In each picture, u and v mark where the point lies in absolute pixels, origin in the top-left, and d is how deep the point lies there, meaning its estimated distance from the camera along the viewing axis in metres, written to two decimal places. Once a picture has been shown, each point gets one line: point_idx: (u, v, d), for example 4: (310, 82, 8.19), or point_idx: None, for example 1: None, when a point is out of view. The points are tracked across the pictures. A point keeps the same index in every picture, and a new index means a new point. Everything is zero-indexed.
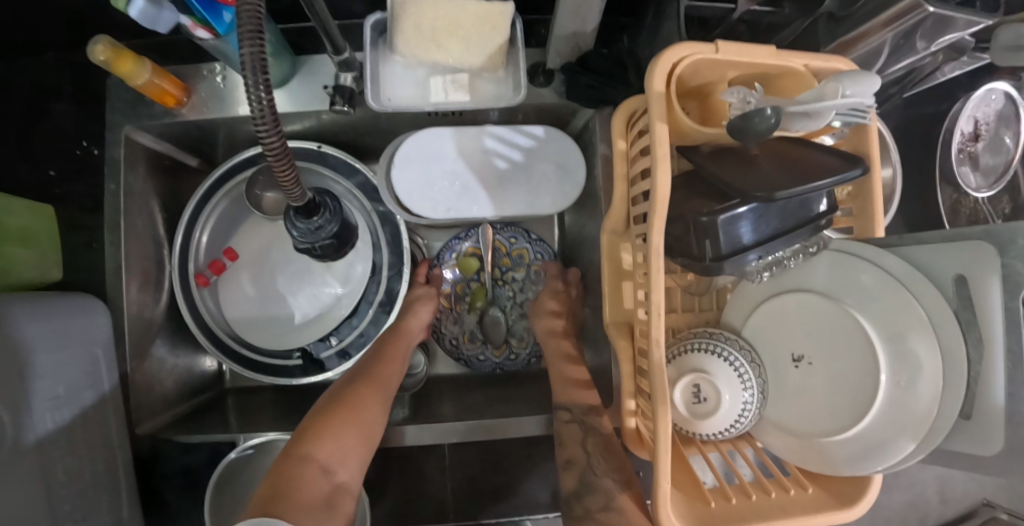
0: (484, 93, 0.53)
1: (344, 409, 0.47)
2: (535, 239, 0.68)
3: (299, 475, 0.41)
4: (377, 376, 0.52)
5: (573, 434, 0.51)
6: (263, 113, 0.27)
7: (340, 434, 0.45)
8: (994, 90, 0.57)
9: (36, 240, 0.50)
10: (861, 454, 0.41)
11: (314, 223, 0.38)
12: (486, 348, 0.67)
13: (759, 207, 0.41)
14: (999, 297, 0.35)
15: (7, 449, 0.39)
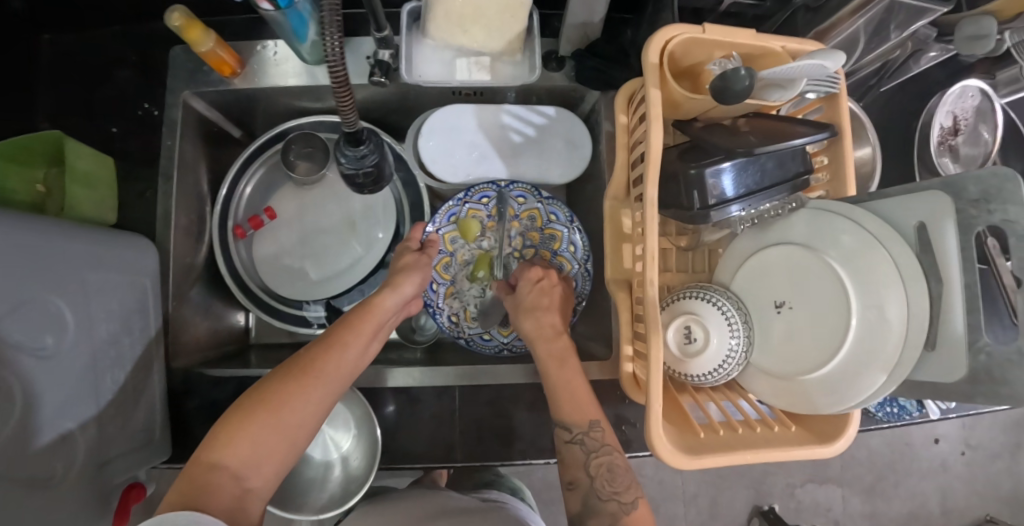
0: (503, 74, 0.59)
1: (269, 409, 0.42)
2: (547, 196, 0.63)
3: (205, 482, 0.39)
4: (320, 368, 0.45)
5: (575, 457, 0.49)
6: (334, 54, 0.34)
7: (259, 441, 0.41)
8: (969, 87, 0.61)
9: (97, 182, 0.57)
10: (837, 387, 0.45)
11: (360, 152, 0.45)
12: (491, 326, 0.64)
13: (742, 161, 0.47)
14: (956, 238, 0.40)
15: (68, 347, 0.44)
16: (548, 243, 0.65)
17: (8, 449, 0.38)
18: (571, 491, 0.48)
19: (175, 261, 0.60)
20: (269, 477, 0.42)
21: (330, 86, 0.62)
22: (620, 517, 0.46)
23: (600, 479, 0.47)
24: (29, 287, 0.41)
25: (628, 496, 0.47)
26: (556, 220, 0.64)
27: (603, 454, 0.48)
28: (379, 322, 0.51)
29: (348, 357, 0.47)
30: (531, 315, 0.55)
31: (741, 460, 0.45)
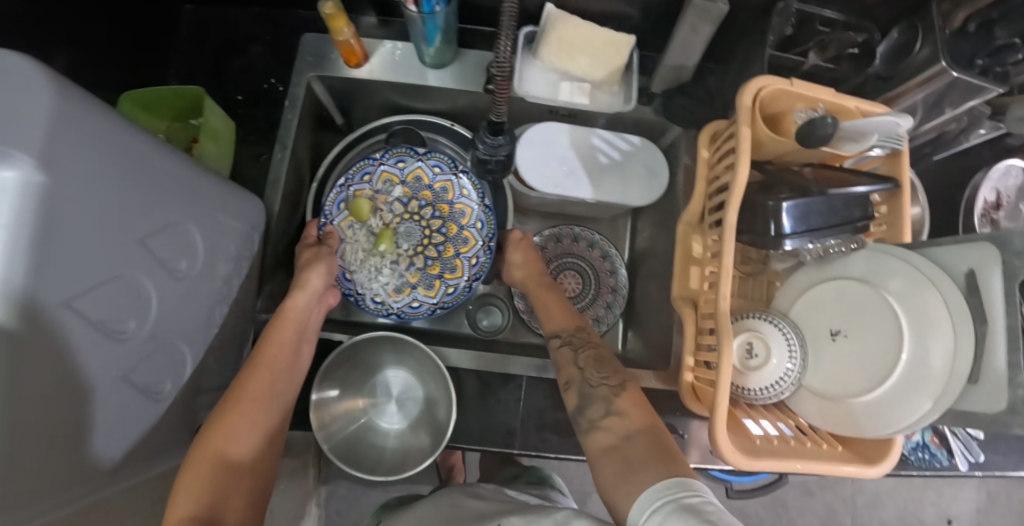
0: (600, 101, 0.66)
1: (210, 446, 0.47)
2: (421, 153, 0.72)
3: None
4: (246, 395, 0.51)
5: (567, 358, 0.59)
6: (504, 55, 0.46)
7: (213, 479, 0.46)
8: (1010, 167, 0.69)
9: (223, 140, 0.62)
10: (883, 411, 0.49)
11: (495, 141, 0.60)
12: (416, 293, 0.72)
13: (821, 199, 0.52)
14: (1001, 285, 0.46)
15: (200, 275, 0.49)
16: (442, 196, 0.74)
17: (137, 357, 0.41)
18: (569, 390, 0.56)
19: (276, 222, 0.65)
20: (239, 504, 0.46)
21: (438, 88, 0.68)
22: (613, 399, 0.53)
23: (589, 368, 0.56)
24: (181, 214, 0.44)
25: (616, 380, 0.55)
26: (440, 172, 0.73)
27: (588, 349, 0.59)
28: (296, 332, 0.57)
29: (269, 373, 0.53)
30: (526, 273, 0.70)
31: (794, 467, 0.50)
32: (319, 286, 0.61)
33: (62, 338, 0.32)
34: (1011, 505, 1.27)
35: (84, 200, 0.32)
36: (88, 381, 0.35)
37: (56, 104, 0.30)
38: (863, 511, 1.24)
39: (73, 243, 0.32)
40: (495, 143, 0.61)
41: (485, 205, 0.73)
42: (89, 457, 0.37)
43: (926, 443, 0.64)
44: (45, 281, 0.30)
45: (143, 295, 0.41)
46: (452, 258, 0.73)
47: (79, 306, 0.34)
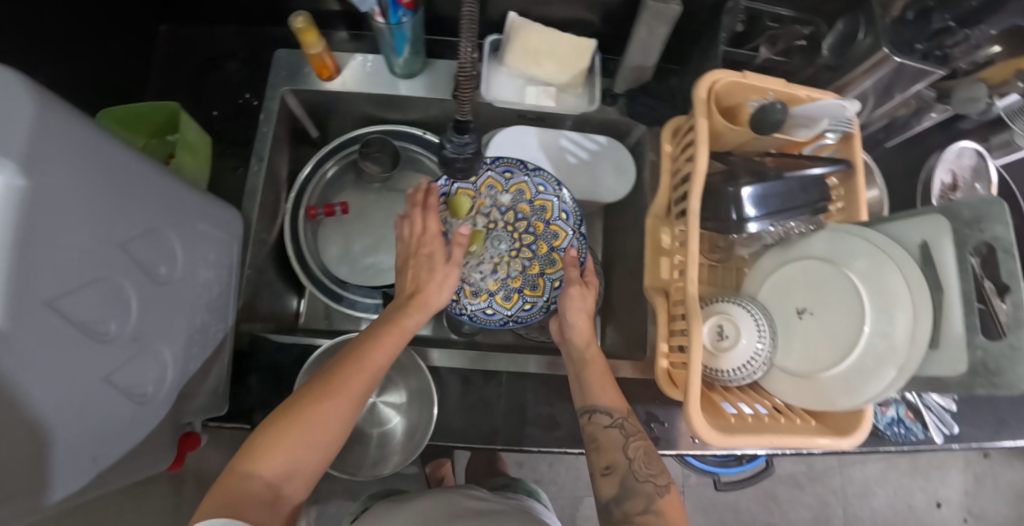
0: (567, 104, 0.68)
1: (297, 422, 0.44)
2: (532, 168, 0.69)
3: (240, 486, 0.41)
4: (346, 384, 0.48)
5: (613, 440, 0.53)
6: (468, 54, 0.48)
7: (286, 454, 0.44)
8: (963, 148, 0.72)
9: (199, 153, 0.63)
10: (853, 385, 0.51)
11: (462, 139, 0.61)
12: (493, 302, 0.68)
13: (776, 183, 0.54)
14: (953, 253, 0.48)
15: (180, 280, 0.49)
16: (539, 213, 0.70)
17: (121, 359, 0.42)
18: (609, 477, 0.51)
19: (254, 234, 0.65)
20: (301, 483, 0.45)
21: (409, 97, 0.70)
22: (655, 498, 0.49)
23: (637, 460, 0.51)
24: (156, 218, 0.45)
25: (662, 479, 0.50)
26: (544, 190, 0.70)
27: (638, 439, 0.53)
28: (405, 335, 0.54)
29: (374, 370, 0.50)
30: (581, 317, 0.62)
31: (768, 443, 0.52)
32: (436, 307, 0.58)
33: (47, 337, 0.33)
34: (1000, 487, 1.27)
35: (59, 201, 0.33)
36: (73, 381, 0.36)
37: (32, 108, 0.31)
38: (853, 500, 1.24)
39: (52, 242, 0.33)
40: (462, 141, 0.61)
41: (581, 232, 0.70)
42: (75, 458, 0.37)
43: (901, 418, 0.66)
44: (28, 281, 0.31)
45: (123, 298, 0.41)
46: (535, 275, 0.69)
47: (62, 306, 0.34)
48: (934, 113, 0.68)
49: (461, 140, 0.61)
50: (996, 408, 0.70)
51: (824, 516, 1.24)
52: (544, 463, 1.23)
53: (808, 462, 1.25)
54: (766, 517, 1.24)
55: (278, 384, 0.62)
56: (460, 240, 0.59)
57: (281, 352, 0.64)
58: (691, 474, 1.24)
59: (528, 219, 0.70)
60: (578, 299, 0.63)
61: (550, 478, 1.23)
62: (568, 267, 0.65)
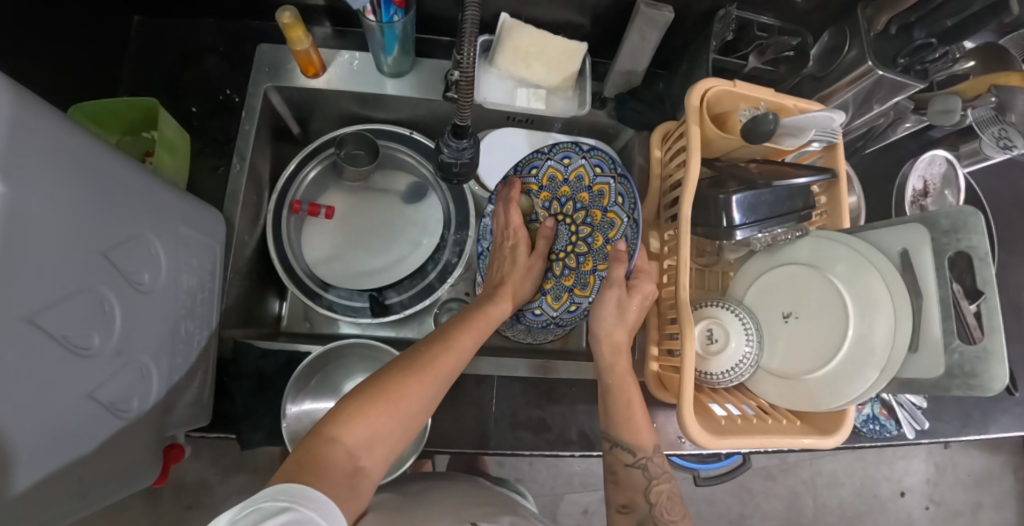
0: (557, 107, 0.68)
1: (386, 395, 0.44)
2: (587, 149, 0.61)
3: (325, 453, 0.39)
4: (433, 367, 0.48)
5: (634, 482, 0.55)
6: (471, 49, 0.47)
7: (373, 424, 0.42)
8: (936, 156, 0.75)
9: (177, 152, 0.61)
10: (835, 386, 0.53)
11: (461, 143, 0.58)
12: (543, 301, 0.68)
13: (760, 191, 0.55)
14: (933, 261, 0.51)
15: (164, 285, 0.48)
16: (598, 200, 0.61)
17: (104, 374, 0.41)
18: (626, 515, 0.54)
19: (237, 236, 0.63)
20: (379, 460, 0.43)
21: (397, 97, 0.68)
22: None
23: (659, 506, 0.53)
24: (139, 225, 0.45)
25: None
26: (602, 173, 0.60)
27: (662, 482, 0.55)
28: (487, 331, 0.56)
29: (459, 358, 0.51)
30: (624, 329, 0.58)
31: (758, 443, 0.53)
32: (519, 299, 0.62)
33: (26, 353, 0.32)
34: (957, 476, 1.34)
35: (34, 218, 0.32)
36: (55, 398, 0.35)
37: (9, 118, 0.30)
38: (823, 490, 1.30)
39: (29, 256, 0.32)
40: (460, 146, 0.58)
41: (636, 218, 0.56)
42: (48, 476, 0.35)
43: (876, 415, 0.69)
44: (4, 298, 0.30)
45: (106, 309, 0.41)
46: (588, 272, 0.64)
47: (43, 320, 0.34)
48: (909, 123, 0.72)
49: (460, 145, 0.58)
50: (959, 404, 0.74)
51: (796, 506, 1.29)
52: (525, 462, 1.23)
53: (781, 455, 1.29)
54: (741, 509, 1.28)
55: (264, 392, 0.61)
56: (545, 233, 0.65)
57: (265, 360, 0.62)
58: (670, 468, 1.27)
59: (587, 208, 0.63)
60: (613, 304, 0.57)
61: (531, 476, 1.23)
62: (615, 265, 0.56)
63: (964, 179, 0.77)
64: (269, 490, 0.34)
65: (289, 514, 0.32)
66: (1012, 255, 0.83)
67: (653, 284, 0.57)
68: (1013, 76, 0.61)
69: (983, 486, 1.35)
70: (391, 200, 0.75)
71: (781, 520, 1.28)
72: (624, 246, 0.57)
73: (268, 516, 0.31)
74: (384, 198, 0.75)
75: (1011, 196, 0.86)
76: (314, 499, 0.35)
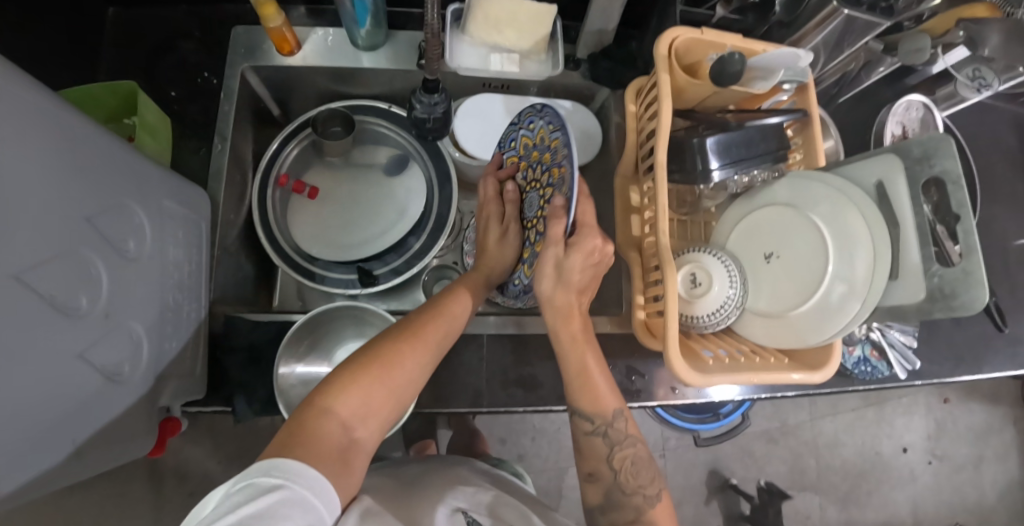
0: (530, 70, 0.68)
1: (377, 366, 0.46)
2: (545, 107, 0.53)
3: (319, 426, 0.41)
4: (422, 334, 0.50)
5: (596, 449, 0.55)
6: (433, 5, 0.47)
7: (367, 397, 0.44)
8: (911, 101, 0.76)
9: (158, 134, 0.61)
10: (819, 319, 0.53)
11: (434, 99, 0.60)
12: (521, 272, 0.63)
13: (730, 134, 0.56)
14: (906, 189, 0.52)
15: (150, 253, 0.49)
16: (554, 157, 0.53)
17: (94, 335, 0.41)
18: (593, 482, 0.56)
19: (222, 213, 0.64)
20: (373, 431, 0.45)
21: (373, 70, 0.68)
22: (645, 509, 0.53)
23: (624, 471, 0.54)
24: (121, 193, 0.45)
25: (651, 490, 0.54)
26: (556, 129, 0.51)
27: (624, 447, 0.55)
28: (472, 302, 0.59)
29: (448, 328, 0.53)
30: (569, 293, 0.54)
31: (745, 379, 0.54)
32: (495, 270, 0.62)
33: (14, 309, 0.33)
34: (958, 429, 1.34)
35: (16, 176, 0.33)
36: (44, 355, 0.36)
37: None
38: (825, 452, 1.30)
39: (14, 212, 0.33)
40: (433, 101, 0.60)
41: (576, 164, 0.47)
42: (36, 431, 0.36)
43: (867, 357, 0.69)
44: None
45: (92, 273, 0.41)
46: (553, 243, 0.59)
47: (30, 279, 0.35)
48: (882, 68, 0.73)
49: (432, 100, 0.60)
50: (947, 344, 0.75)
51: (799, 468, 1.29)
52: (527, 438, 1.23)
53: (781, 418, 1.30)
54: (745, 474, 1.28)
55: (256, 365, 0.61)
56: (511, 197, 0.62)
57: (256, 331, 0.62)
58: (671, 437, 1.27)
59: (549, 164, 0.53)
60: (552, 266, 0.53)
61: (534, 451, 1.23)
62: (553, 222, 0.50)
63: (940, 122, 0.77)
64: (262, 464, 0.35)
65: (282, 491, 0.34)
66: (992, 196, 0.84)
67: (598, 240, 0.52)
68: (977, 7, 0.63)
69: (983, 440, 1.35)
70: (374, 174, 0.76)
71: (785, 483, 1.28)
72: (562, 200, 0.50)
73: (262, 492, 0.33)
74: (367, 173, 0.76)
75: (989, 138, 0.87)
76: (310, 477, 0.36)
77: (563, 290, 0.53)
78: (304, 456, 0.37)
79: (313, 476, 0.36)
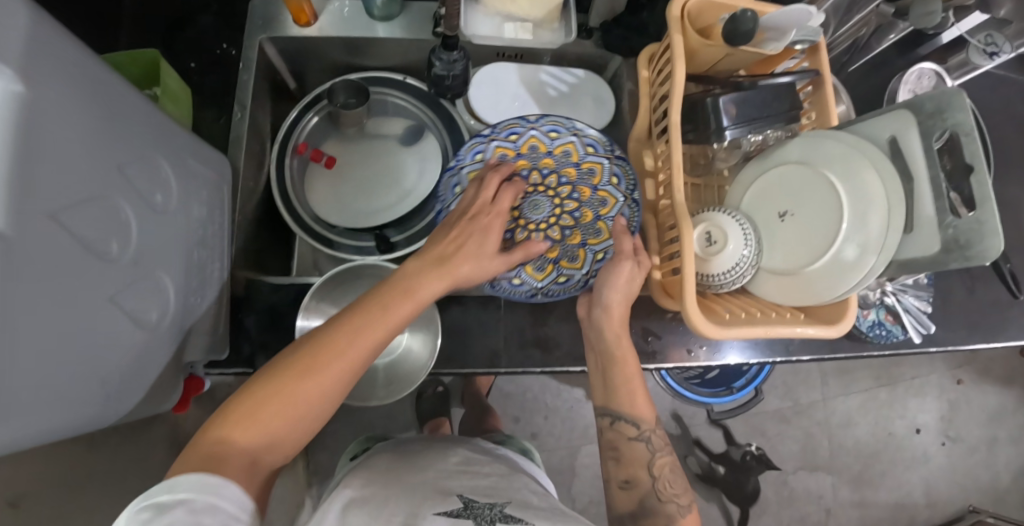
0: (543, 40, 0.69)
1: (281, 394, 0.42)
2: (579, 127, 0.66)
3: (214, 455, 0.39)
4: (337, 360, 0.44)
5: (638, 455, 0.56)
6: None
7: (266, 428, 0.42)
8: (922, 70, 0.76)
9: (179, 102, 0.63)
10: (834, 274, 0.53)
11: (452, 55, 0.62)
12: (522, 271, 0.62)
13: (740, 95, 0.57)
14: (920, 142, 0.52)
15: (175, 209, 0.50)
16: (586, 177, 0.67)
17: (124, 281, 0.42)
18: (627, 490, 0.55)
19: (242, 179, 0.65)
20: (282, 450, 0.43)
21: (388, 40, 0.69)
22: (676, 518, 0.53)
23: (661, 481, 0.55)
24: (149, 147, 0.46)
25: (684, 499, 0.54)
26: (592, 153, 0.67)
27: (664, 455, 0.57)
28: (417, 306, 0.49)
29: (372, 346, 0.45)
30: (623, 303, 0.58)
31: (762, 333, 0.54)
32: (464, 277, 0.52)
33: (50, 245, 0.34)
34: (971, 410, 1.34)
35: (53, 116, 0.34)
36: (79, 293, 0.37)
37: (23, 18, 0.32)
38: (837, 432, 1.29)
39: (51, 150, 0.34)
40: (451, 58, 0.62)
41: (632, 199, 0.64)
42: (71, 365, 0.37)
43: (882, 321, 0.69)
44: (29, 187, 0.32)
45: (123, 219, 0.42)
46: (576, 245, 0.66)
47: (64, 219, 0.36)
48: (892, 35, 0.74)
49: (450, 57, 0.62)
50: (962, 311, 0.75)
51: (811, 448, 1.28)
52: (539, 416, 1.24)
53: (792, 397, 1.30)
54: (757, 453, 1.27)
55: (276, 326, 0.62)
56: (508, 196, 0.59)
57: (277, 294, 0.63)
58: (683, 415, 1.27)
59: (574, 183, 0.67)
60: (626, 278, 0.57)
61: (547, 430, 1.24)
62: (623, 237, 0.58)
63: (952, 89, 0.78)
64: (169, 481, 0.36)
65: (187, 505, 0.35)
66: (1005, 165, 0.84)
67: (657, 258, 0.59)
68: None
69: (997, 422, 1.34)
70: (389, 144, 0.77)
71: (797, 462, 1.27)
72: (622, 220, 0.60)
73: (164, 511, 0.35)
74: (382, 143, 0.77)
75: (1002, 108, 0.87)
76: (220, 491, 0.37)
77: (626, 296, 0.57)
78: (208, 469, 0.38)
79: (221, 484, 0.37)
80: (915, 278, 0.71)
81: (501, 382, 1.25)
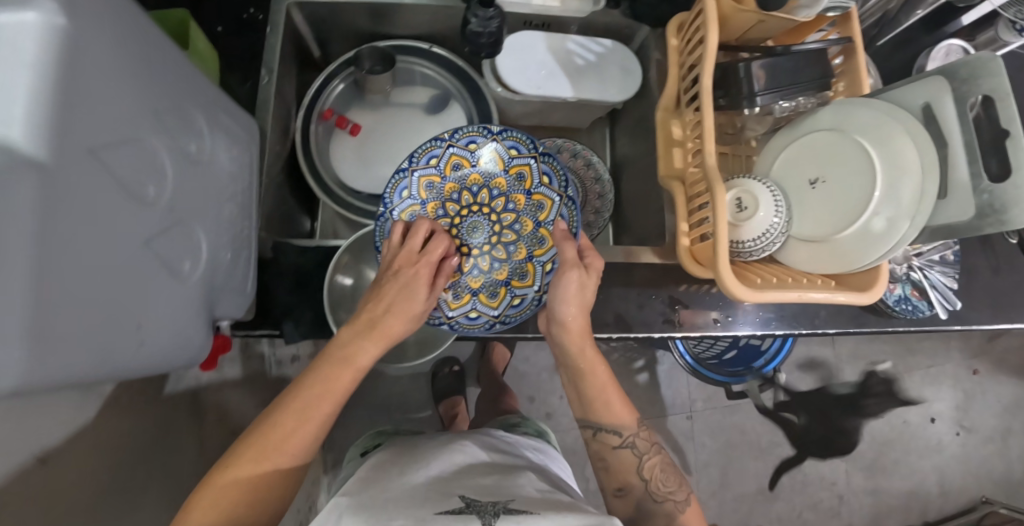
0: (570, 6, 0.69)
1: (236, 474, 0.47)
2: (496, 130, 0.67)
3: None
4: (282, 434, 0.48)
5: (625, 464, 0.58)
6: None
7: (251, 505, 0.47)
8: (951, 45, 0.76)
9: (207, 64, 0.62)
10: (866, 240, 0.53)
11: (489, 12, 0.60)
12: (475, 303, 0.67)
13: (770, 62, 0.57)
14: (954, 107, 0.52)
15: (208, 163, 0.50)
16: (518, 183, 0.69)
17: (160, 227, 0.42)
18: (622, 497, 0.57)
19: (269, 143, 0.65)
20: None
21: (415, 6, 0.69)
22: (676, 515, 0.55)
23: (655, 482, 0.57)
24: (182, 96, 0.46)
25: (680, 496, 0.56)
26: (517, 156, 0.68)
27: (653, 456, 0.58)
28: (356, 376, 0.53)
29: (317, 421, 0.50)
30: (581, 313, 0.57)
31: (794, 298, 0.54)
32: (397, 336, 0.55)
33: (91, 181, 0.34)
34: (986, 400, 1.33)
35: (95, 52, 0.34)
36: (119, 234, 0.37)
37: None
38: (851, 419, 1.29)
39: (92, 85, 0.34)
40: (488, 15, 0.60)
41: (567, 196, 0.67)
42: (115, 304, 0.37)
43: (908, 296, 0.69)
44: (70, 118, 0.32)
45: (158, 165, 0.42)
46: (523, 261, 0.70)
47: (103, 157, 0.36)
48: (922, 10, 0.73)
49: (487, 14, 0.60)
50: (989, 290, 0.75)
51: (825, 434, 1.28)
52: (554, 397, 1.24)
53: (807, 384, 1.29)
54: (771, 438, 1.27)
55: (303, 289, 0.63)
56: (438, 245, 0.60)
57: (304, 257, 0.64)
58: (698, 399, 1.27)
59: (508, 194, 0.70)
60: (575, 288, 0.56)
61: (562, 410, 1.24)
62: (566, 246, 0.57)
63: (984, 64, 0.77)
64: None
65: None
66: None
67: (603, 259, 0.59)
68: None
69: (1012, 413, 1.34)
70: (413, 113, 0.77)
71: (811, 449, 1.27)
72: (563, 226, 0.60)
73: None
74: (406, 111, 0.78)
75: None
76: None
77: (582, 309, 0.57)
78: None
79: None
80: (941, 254, 0.70)
81: (516, 362, 1.25)
